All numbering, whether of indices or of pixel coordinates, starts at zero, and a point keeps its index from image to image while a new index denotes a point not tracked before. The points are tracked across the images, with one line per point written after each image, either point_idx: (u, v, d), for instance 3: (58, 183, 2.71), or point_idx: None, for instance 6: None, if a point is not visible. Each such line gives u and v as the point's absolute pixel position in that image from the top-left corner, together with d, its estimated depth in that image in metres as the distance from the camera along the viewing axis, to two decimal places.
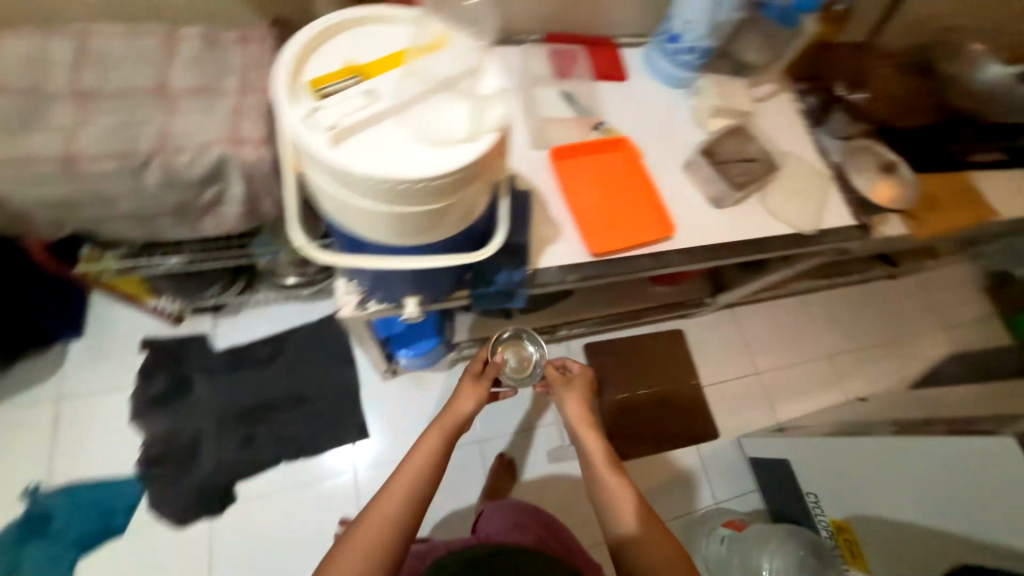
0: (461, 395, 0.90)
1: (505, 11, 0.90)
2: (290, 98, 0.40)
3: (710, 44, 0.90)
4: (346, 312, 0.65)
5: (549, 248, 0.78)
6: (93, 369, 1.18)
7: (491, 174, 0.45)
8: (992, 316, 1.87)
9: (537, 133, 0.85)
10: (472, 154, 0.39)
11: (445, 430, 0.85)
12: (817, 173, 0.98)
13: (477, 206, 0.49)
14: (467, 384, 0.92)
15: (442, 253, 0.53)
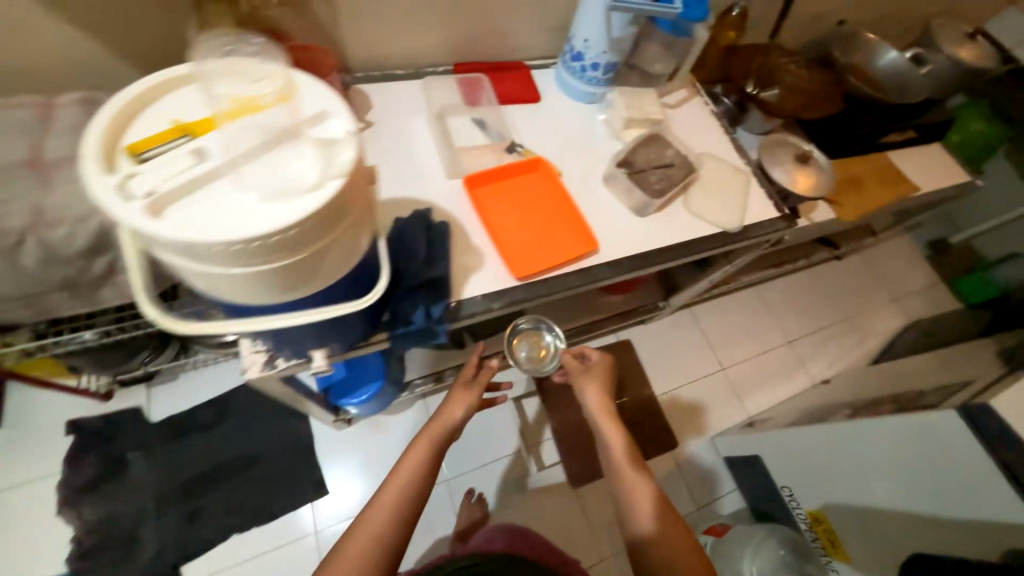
0: (451, 400, 0.82)
1: (408, 46, 0.91)
2: (101, 168, 0.37)
3: (613, 59, 0.92)
4: (253, 374, 0.61)
5: (471, 277, 0.75)
6: (10, 462, 1.07)
7: (360, 215, 0.44)
8: (936, 283, 1.94)
9: (450, 162, 0.84)
10: (322, 200, 0.38)
11: (433, 440, 0.78)
12: (735, 170, 1.01)
13: (355, 249, 0.47)
14: (457, 391, 0.84)
15: (322, 305, 0.50)
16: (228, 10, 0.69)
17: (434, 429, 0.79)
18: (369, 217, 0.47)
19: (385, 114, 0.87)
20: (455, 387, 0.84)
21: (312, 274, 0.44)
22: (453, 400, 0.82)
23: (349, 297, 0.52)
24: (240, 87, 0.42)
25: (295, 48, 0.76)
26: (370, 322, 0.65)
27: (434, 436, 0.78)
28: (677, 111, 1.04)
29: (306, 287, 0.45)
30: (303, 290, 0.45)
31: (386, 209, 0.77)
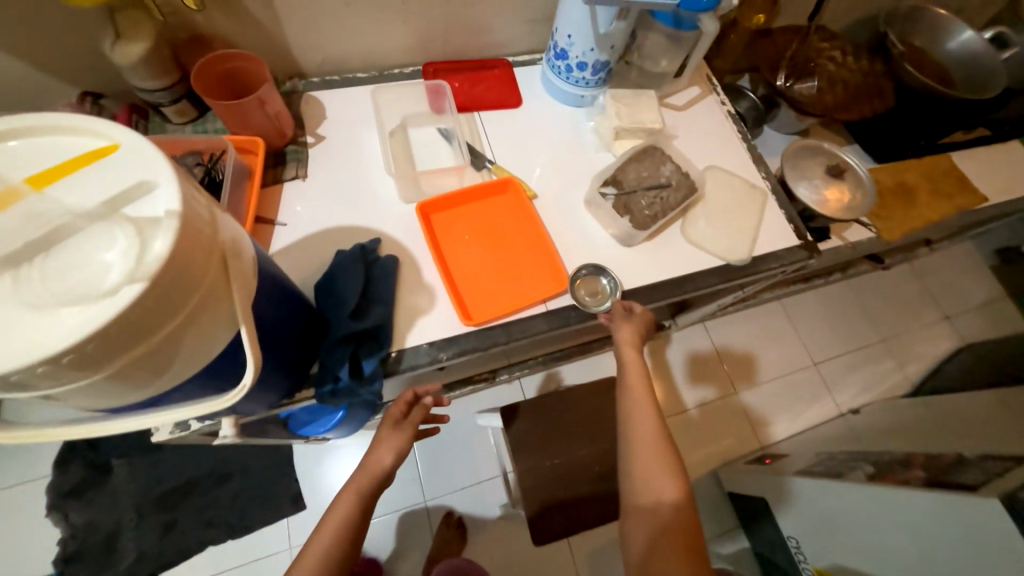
0: (380, 442, 0.68)
1: (371, 47, 0.81)
2: None
3: (602, 58, 0.77)
4: (161, 437, 0.55)
5: (418, 322, 0.66)
6: (6, 464, 1.11)
7: (208, 306, 0.35)
8: (1001, 298, 1.69)
9: (405, 183, 0.74)
10: (120, 307, 0.28)
11: (362, 491, 0.65)
12: (749, 188, 0.85)
13: (216, 343, 0.37)
14: (386, 431, 0.69)
15: (177, 405, 0.40)
16: (146, 17, 0.62)
17: (363, 480, 0.66)
18: (228, 306, 0.37)
19: (339, 127, 0.78)
20: (383, 425, 0.70)
21: (139, 386, 0.34)
22: (382, 441, 0.68)
23: (216, 394, 0.42)
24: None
25: (228, 57, 0.66)
26: (293, 380, 0.58)
27: (362, 488, 0.65)
28: (684, 114, 0.89)
29: (132, 394, 0.35)
30: (148, 394, 0.36)
31: (330, 239, 0.70)
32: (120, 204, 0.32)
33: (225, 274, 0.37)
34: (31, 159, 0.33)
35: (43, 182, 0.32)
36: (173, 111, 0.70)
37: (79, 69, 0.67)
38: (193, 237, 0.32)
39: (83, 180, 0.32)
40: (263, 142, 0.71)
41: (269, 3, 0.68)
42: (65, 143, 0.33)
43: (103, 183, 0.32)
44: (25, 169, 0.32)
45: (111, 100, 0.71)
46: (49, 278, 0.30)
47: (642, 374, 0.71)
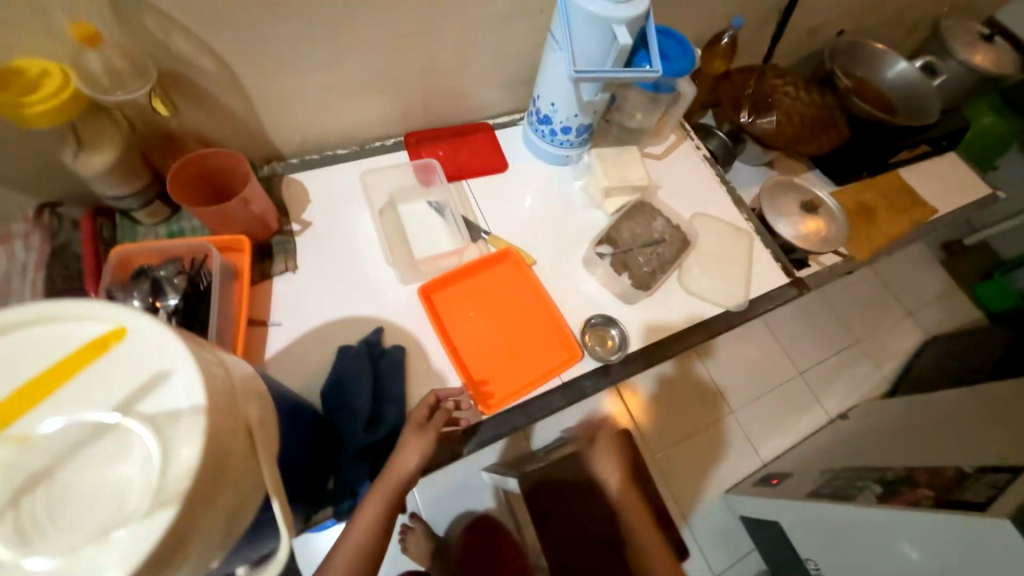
0: (406, 445, 0.57)
1: (349, 122, 0.79)
2: None
3: (585, 122, 0.79)
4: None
5: None
6: None
7: (234, 490, 0.30)
8: (954, 289, 1.81)
9: (402, 264, 0.72)
10: (149, 538, 0.25)
11: (398, 486, 0.56)
12: (735, 230, 0.88)
13: (245, 511, 0.33)
14: (415, 434, 0.58)
15: None
16: (109, 124, 0.57)
17: (388, 486, 0.55)
18: (257, 476, 0.33)
19: (325, 210, 0.75)
20: (407, 429, 0.58)
21: None
22: (407, 445, 0.57)
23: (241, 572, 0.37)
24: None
25: (205, 155, 0.62)
26: (310, 504, 0.55)
27: (392, 495, 0.56)
28: (664, 162, 0.91)
29: None
30: None
31: (331, 333, 0.66)
32: (132, 403, 0.28)
33: (250, 444, 0.33)
34: (15, 358, 0.28)
35: (42, 389, 0.28)
36: (144, 214, 0.66)
37: (37, 181, 0.62)
38: (219, 426, 0.29)
39: (86, 381, 0.28)
40: (247, 238, 0.67)
41: (245, 94, 0.65)
42: (56, 333, 0.29)
43: (111, 379, 0.28)
44: (14, 374, 0.28)
45: (70, 206, 0.66)
46: (58, 511, 0.26)
47: (617, 444, 0.86)
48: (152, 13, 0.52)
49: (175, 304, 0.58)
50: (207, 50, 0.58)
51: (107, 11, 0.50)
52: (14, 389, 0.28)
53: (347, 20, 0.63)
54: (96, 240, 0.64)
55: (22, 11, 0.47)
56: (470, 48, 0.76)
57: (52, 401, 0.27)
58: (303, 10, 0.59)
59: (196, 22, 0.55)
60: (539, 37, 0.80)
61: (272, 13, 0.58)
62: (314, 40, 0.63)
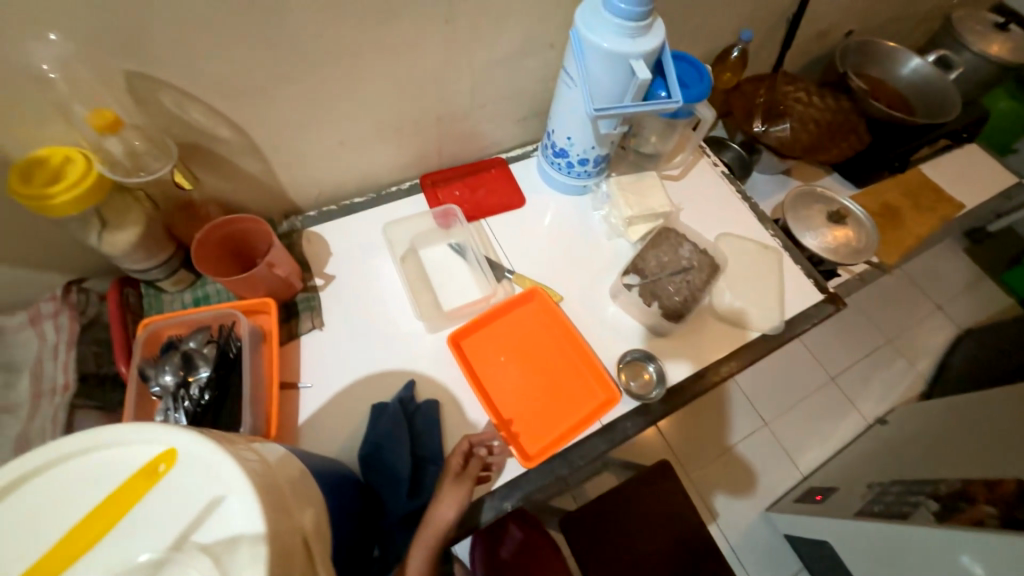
0: (442, 496, 0.56)
1: (364, 171, 0.78)
2: None
3: (603, 152, 0.78)
4: None
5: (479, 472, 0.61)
6: None
7: None
8: (983, 279, 1.76)
9: (429, 313, 0.71)
10: None
11: (440, 532, 0.55)
12: (763, 248, 0.86)
13: None
14: (453, 485, 0.57)
15: None
16: (132, 202, 0.57)
17: (429, 538, 0.55)
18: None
19: (347, 263, 0.74)
20: (444, 480, 0.58)
21: None
22: (444, 497, 0.56)
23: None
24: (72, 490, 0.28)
25: (227, 222, 0.62)
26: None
27: (435, 545, 0.55)
28: (683, 183, 0.90)
29: None
30: None
31: (363, 391, 0.65)
32: (196, 528, 0.27)
33: (309, 558, 0.31)
34: (85, 487, 0.28)
35: (109, 518, 0.27)
36: (170, 282, 0.65)
37: (63, 260, 0.62)
38: (279, 550, 0.27)
39: (151, 507, 0.28)
40: (273, 299, 0.66)
41: (262, 157, 0.65)
42: (118, 456, 0.29)
43: (174, 501, 0.28)
44: (84, 504, 0.28)
45: (97, 279, 0.67)
46: None
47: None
48: (169, 91, 0.52)
49: (207, 376, 0.58)
50: (225, 120, 0.58)
51: (125, 94, 0.50)
52: (83, 521, 0.27)
53: (358, 76, 0.62)
54: (123, 312, 0.63)
55: (44, 104, 0.47)
56: (480, 89, 0.75)
57: (119, 532, 0.27)
58: (316, 72, 0.59)
59: (212, 95, 0.54)
60: (549, 71, 0.79)
61: (286, 78, 0.57)
62: (327, 99, 0.63)
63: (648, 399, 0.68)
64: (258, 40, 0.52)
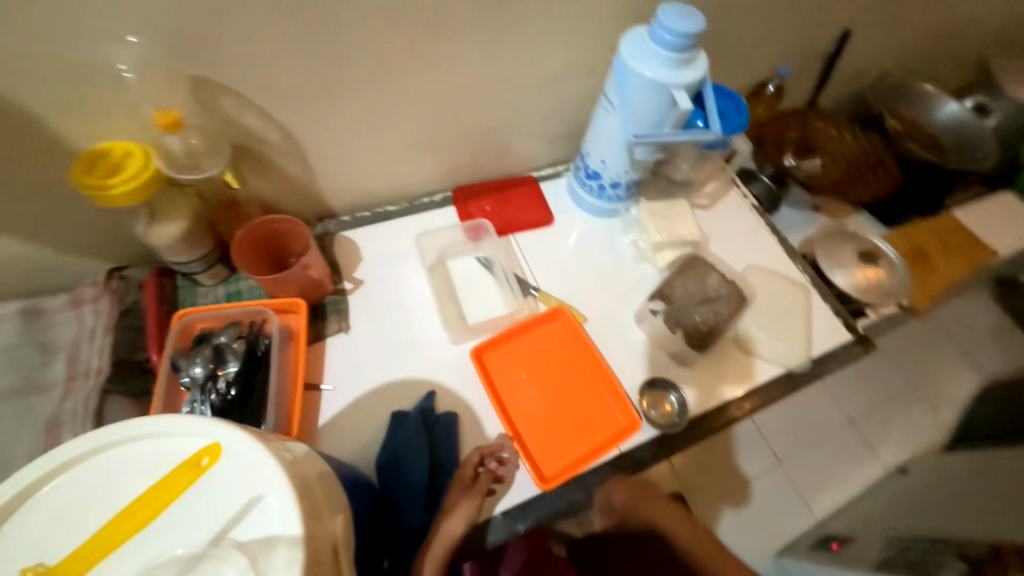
0: (452, 509, 0.56)
1: (399, 181, 0.80)
2: None
3: (635, 177, 0.78)
4: None
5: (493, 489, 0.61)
6: None
7: None
8: (1014, 328, 1.70)
9: (454, 325, 0.71)
10: None
11: (447, 545, 0.54)
12: (792, 283, 0.85)
13: None
14: (465, 498, 0.56)
15: None
16: (180, 198, 0.59)
17: (438, 551, 0.54)
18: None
19: (376, 269, 0.75)
20: (454, 489, 0.58)
21: None
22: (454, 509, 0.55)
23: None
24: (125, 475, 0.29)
25: (267, 221, 0.64)
26: None
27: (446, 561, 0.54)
28: (713, 212, 0.90)
29: None
30: None
31: (384, 397, 0.65)
32: (235, 524, 0.28)
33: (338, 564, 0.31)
34: (133, 474, 0.30)
35: (155, 505, 0.29)
36: (206, 276, 0.67)
37: (108, 248, 0.64)
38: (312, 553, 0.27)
39: (193, 499, 0.29)
40: (304, 300, 0.67)
41: (305, 161, 0.67)
42: (163, 446, 0.30)
43: (215, 494, 0.29)
44: (135, 490, 0.29)
45: (136, 267, 0.67)
46: None
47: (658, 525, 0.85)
48: (228, 95, 0.54)
49: (235, 371, 0.59)
50: (275, 124, 0.60)
51: (188, 97, 0.52)
52: (136, 506, 0.29)
53: (404, 88, 0.65)
54: (159, 302, 0.65)
55: (112, 102, 0.50)
56: (518, 108, 0.77)
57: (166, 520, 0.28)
58: (365, 84, 0.61)
59: (266, 100, 0.57)
60: (586, 95, 0.80)
61: (337, 88, 0.60)
62: (372, 110, 0.65)
63: (667, 428, 0.67)
64: (316, 49, 0.55)
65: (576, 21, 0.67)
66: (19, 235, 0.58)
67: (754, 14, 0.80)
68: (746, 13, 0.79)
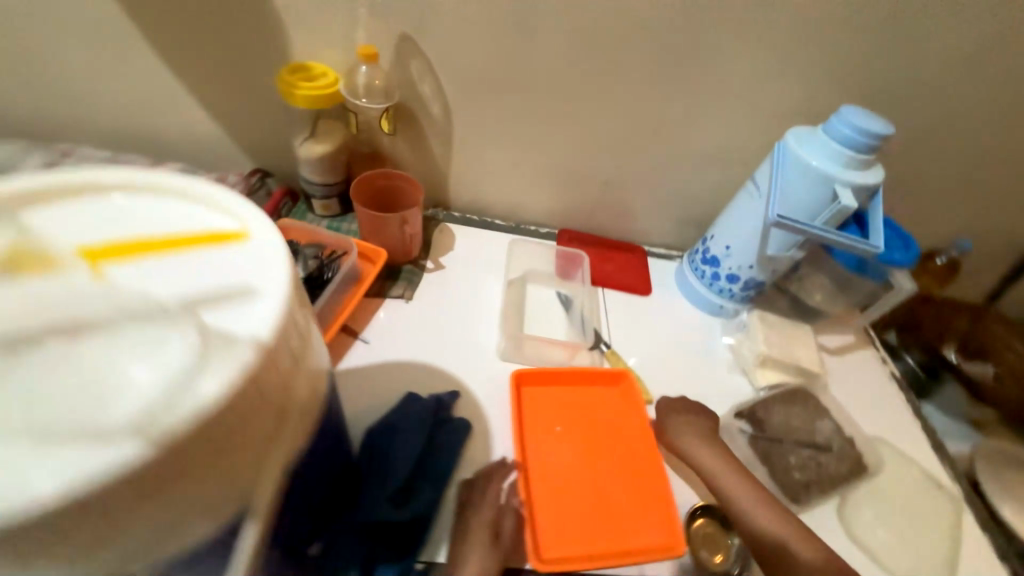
0: (466, 559, 0.44)
1: (518, 202, 0.82)
2: None
3: (758, 277, 0.70)
4: None
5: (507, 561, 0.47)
6: None
7: (241, 458, 0.24)
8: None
9: (509, 341, 0.65)
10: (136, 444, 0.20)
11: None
12: (940, 487, 0.63)
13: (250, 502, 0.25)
14: (479, 545, 0.46)
15: None
16: (340, 126, 0.67)
17: None
18: (251, 485, 0.25)
19: (461, 263, 0.74)
20: (475, 540, 0.46)
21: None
22: (471, 559, 0.44)
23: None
24: (158, 220, 0.29)
25: (391, 174, 0.68)
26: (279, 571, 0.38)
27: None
28: (835, 361, 0.75)
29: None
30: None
31: (407, 375, 0.59)
32: (213, 297, 0.25)
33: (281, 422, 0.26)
34: (158, 218, 0.29)
35: (163, 249, 0.28)
36: (320, 205, 0.72)
37: (264, 152, 0.73)
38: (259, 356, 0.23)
39: (192, 260, 0.27)
40: (386, 254, 0.68)
41: (448, 144, 0.72)
42: (196, 210, 0.30)
43: (213, 270, 0.27)
44: (151, 231, 0.28)
45: (276, 180, 0.75)
46: (85, 375, 0.22)
47: (705, 433, 0.57)
48: (420, 59, 0.63)
49: None
50: (442, 98, 0.67)
51: (390, 48, 0.61)
52: (137, 242, 0.28)
53: (561, 109, 0.69)
54: (274, 210, 0.71)
55: (335, 32, 0.60)
56: (657, 173, 0.77)
57: (159, 266, 0.27)
58: (532, 91, 0.67)
59: (446, 74, 0.64)
60: (729, 188, 0.78)
61: (505, 87, 0.66)
62: (526, 118, 0.70)
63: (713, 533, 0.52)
64: (504, 46, 0.62)
65: (745, 105, 0.67)
66: (213, 113, 0.68)
67: (940, 169, 0.74)
68: (930, 165, 0.73)
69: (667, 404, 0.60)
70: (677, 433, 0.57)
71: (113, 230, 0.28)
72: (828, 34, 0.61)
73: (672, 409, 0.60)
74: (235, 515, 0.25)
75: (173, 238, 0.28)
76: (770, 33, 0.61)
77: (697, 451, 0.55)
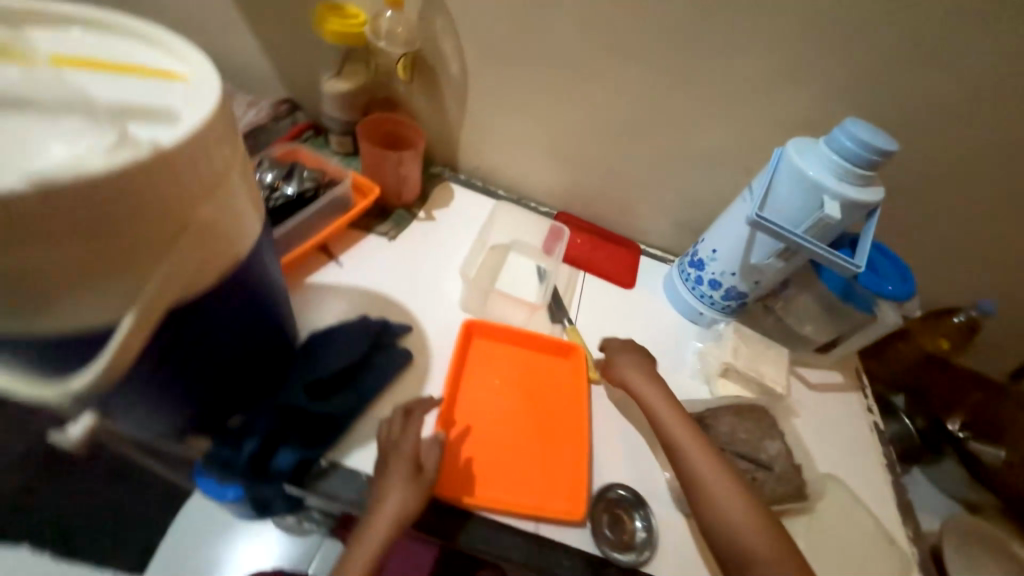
0: (391, 489, 0.45)
1: (523, 176, 0.84)
2: None
3: (741, 286, 0.67)
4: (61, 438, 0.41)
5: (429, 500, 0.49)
6: None
7: (135, 232, 0.26)
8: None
9: (474, 295, 0.66)
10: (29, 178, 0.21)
11: (398, 527, 0.44)
12: (892, 542, 0.58)
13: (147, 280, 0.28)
14: (399, 479, 0.46)
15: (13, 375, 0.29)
16: (364, 68, 0.71)
17: (372, 536, 0.44)
18: (148, 267, 0.27)
19: (453, 219, 0.77)
20: (397, 470, 0.46)
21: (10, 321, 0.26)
22: (393, 490, 0.45)
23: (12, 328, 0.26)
24: (115, 51, 0.29)
25: (401, 121, 0.72)
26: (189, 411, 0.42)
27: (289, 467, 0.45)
28: (814, 396, 0.71)
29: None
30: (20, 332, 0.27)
31: (370, 302, 0.62)
32: (143, 114, 0.26)
33: (186, 231, 0.28)
34: (116, 51, 0.29)
35: (111, 71, 0.28)
36: (336, 141, 0.77)
37: (297, 85, 0.78)
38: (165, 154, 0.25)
39: (133, 85, 0.28)
40: (380, 193, 0.71)
41: (463, 105, 0.76)
42: (152, 53, 0.30)
43: (151, 95, 0.28)
44: (106, 57, 0.29)
45: (304, 114, 0.81)
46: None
47: (653, 372, 0.57)
48: (444, 16, 0.66)
49: (287, 193, 0.62)
50: (461, 57, 0.70)
51: (418, 0, 0.66)
52: (90, 62, 0.28)
53: (574, 87, 0.70)
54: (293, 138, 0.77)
55: None
56: (662, 170, 0.76)
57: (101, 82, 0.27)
58: (547, 64, 0.68)
59: (468, 34, 0.68)
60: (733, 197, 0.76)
61: (523, 56, 0.68)
62: (539, 91, 0.72)
63: (620, 512, 0.52)
64: (525, 14, 0.64)
65: (756, 110, 0.66)
66: (256, 41, 0.74)
67: (966, 216, 0.69)
68: (955, 209, 0.68)
69: (620, 343, 0.61)
70: (625, 369, 0.58)
71: (73, 50, 0.29)
72: (852, 46, 0.58)
73: (622, 349, 0.60)
74: (130, 295, 0.28)
75: (122, 67, 0.28)
76: (788, 38, 0.59)
77: (641, 387, 0.55)
